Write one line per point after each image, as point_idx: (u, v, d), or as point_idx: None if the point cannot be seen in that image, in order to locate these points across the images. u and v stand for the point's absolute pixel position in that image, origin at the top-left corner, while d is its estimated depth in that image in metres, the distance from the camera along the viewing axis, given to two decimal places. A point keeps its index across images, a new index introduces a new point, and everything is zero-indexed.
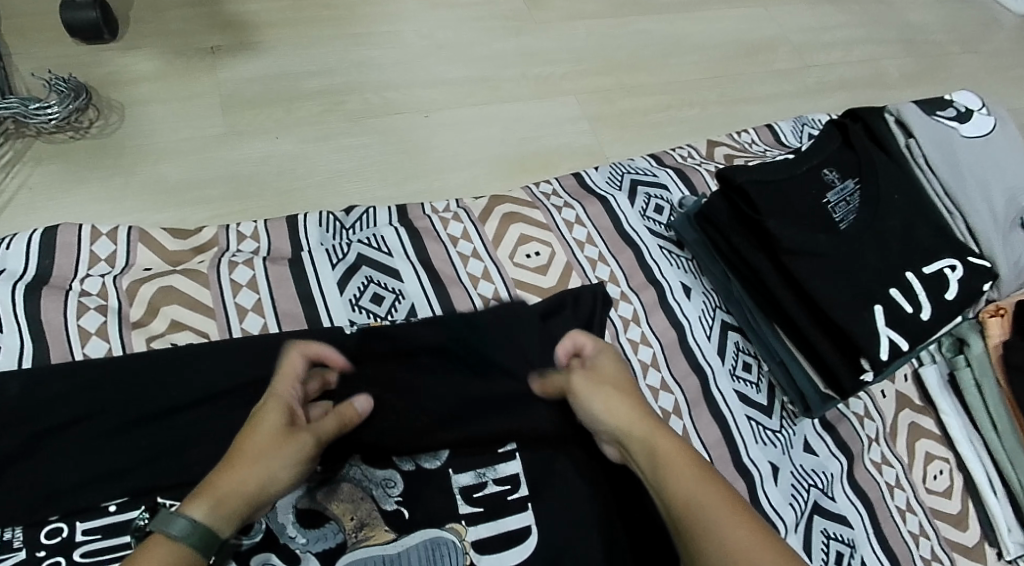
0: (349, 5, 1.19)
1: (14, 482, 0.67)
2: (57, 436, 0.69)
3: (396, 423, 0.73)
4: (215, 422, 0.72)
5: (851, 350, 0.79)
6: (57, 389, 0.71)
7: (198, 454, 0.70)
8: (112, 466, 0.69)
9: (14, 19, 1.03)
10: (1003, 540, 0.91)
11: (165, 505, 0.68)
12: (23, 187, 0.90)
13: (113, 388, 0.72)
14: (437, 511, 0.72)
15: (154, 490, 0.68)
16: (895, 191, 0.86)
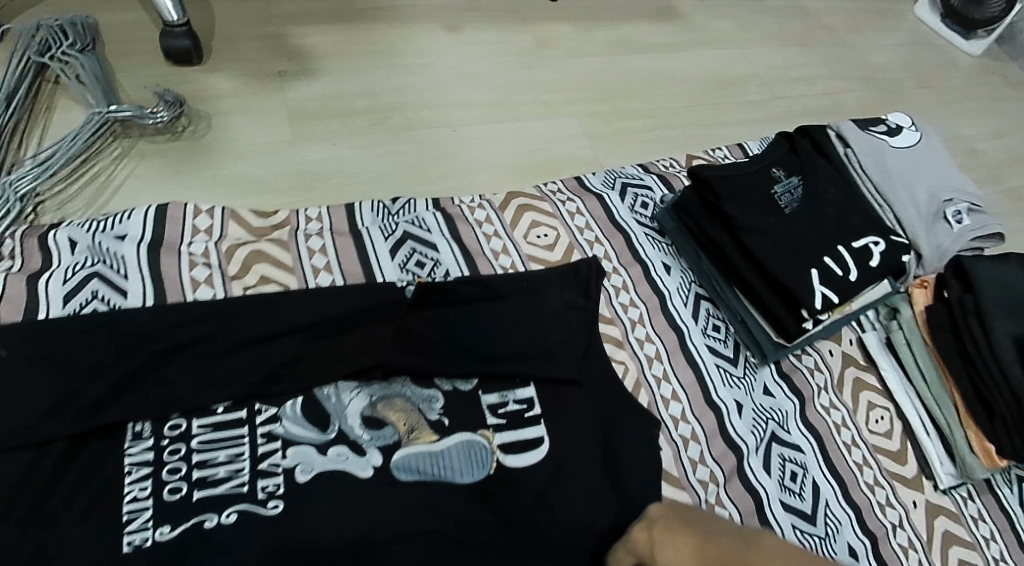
0: (389, 41, 1.43)
1: (143, 388, 0.85)
2: (175, 355, 0.87)
3: (432, 353, 0.94)
4: (296, 348, 0.91)
5: (793, 303, 1.00)
6: (172, 321, 0.89)
7: (286, 371, 0.89)
8: (217, 377, 0.87)
9: (116, 44, 1.25)
10: (937, 472, 1.09)
11: (262, 409, 0.88)
12: (131, 177, 1.11)
13: (217, 320, 0.91)
14: (469, 420, 0.92)
15: (253, 397, 0.88)
16: (831, 187, 1.09)
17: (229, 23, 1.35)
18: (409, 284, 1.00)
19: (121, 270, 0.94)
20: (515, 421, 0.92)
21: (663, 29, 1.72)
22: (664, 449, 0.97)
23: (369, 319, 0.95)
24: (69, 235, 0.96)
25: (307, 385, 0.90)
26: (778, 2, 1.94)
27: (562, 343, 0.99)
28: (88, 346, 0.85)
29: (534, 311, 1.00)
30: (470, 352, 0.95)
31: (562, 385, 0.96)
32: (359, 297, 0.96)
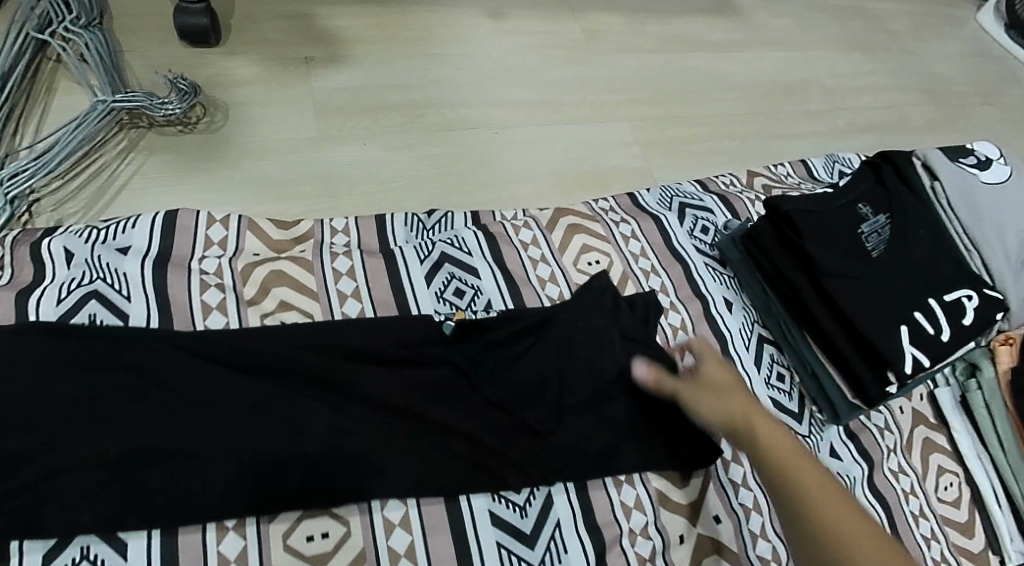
0: (425, 28, 1.30)
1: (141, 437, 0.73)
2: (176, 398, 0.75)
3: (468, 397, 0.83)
4: (330, 384, 0.79)
5: (879, 363, 0.89)
6: (183, 356, 0.77)
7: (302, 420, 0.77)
8: (233, 425, 0.74)
9: (125, 19, 1.12)
10: (1005, 548, 1.00)
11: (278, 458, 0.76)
12: (137, 174, 0.98)
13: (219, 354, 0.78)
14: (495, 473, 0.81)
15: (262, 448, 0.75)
16: (921, 226, 0.97)
17: None
18: (446, 317, 0.88)
19: (122, 289, 0.82)
20: (563, 475, 0.83)
21: (718, 25, 1.58)
22: (722, 522, 0.88)
23: (400, 350, 0.83)
24: (64, 245, 0.84)
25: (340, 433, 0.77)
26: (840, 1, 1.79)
27: (620, 379, 0.87)
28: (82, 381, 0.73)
29: (582, 343, 0.87)
30: (516, 397, 0.83)
31: (612, 431, 0.85)
32: (392, 327, 0.85)
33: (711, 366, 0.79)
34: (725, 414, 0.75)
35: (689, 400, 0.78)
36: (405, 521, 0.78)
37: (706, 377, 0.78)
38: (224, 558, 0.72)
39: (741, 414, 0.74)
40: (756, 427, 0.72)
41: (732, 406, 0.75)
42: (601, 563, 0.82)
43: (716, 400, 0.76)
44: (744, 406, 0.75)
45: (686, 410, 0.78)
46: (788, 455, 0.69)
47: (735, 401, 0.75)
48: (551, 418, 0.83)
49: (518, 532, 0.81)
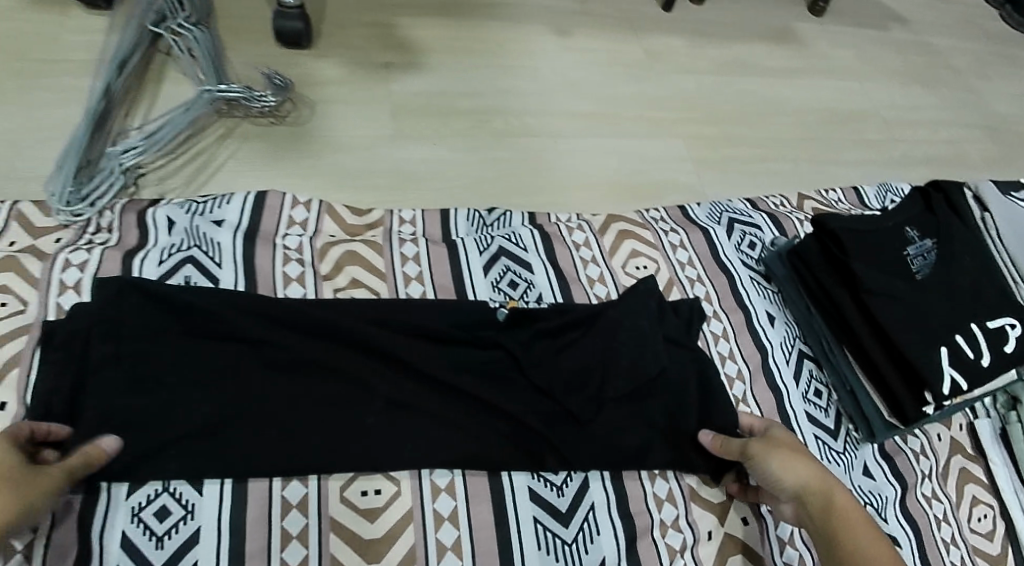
0: (497, 41, 1.39)
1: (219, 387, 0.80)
2: (254, 356, 0.83)
3: (515, 381, 0.88)
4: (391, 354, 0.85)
5: (917, 384, 0.92)
6: (265, 320, 0.84)
7: (362, 385, 0.84)
8: (306, 381, 0.83)
9: (229, 19, 1.24)
10: None
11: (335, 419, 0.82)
12: (231, 158, 1.09)
13: (289, 319, 0.85)
14: (534, 454, 0.86)
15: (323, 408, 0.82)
16: (968, 254, 1.01)
17: (340, 7, 1.33)
18: (501, 305, 0.94)
19: (215, 256, 0.92)
20: (601, 462, 0.87)
21: (779, 53, 1.63)
22: (750, 524, 0.91)
23: (456, 330, 0.89)
24: (167, 215, 0.95)
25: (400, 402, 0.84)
26: (902, 35, 1.81)
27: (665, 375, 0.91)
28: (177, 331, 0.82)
29: (625, 340, 0.91)
30: (561, 384, 0.88)
31: (653, 425, 0.89)
32: (450, 308, 0.92)
33: (782, 435, 0.86)
34: (801, 476, 0.80)
35: (766, 458, 0.82)
36: (450, 488, 0.84)
37: (780, 442, 0.85)
38: (286, 502, 0.80)
39: (816, 478, 0.80)
40: (831, 493, 0.79)
41: (811, 476, 0.81)
42: (632, 549, 0.86)
43: (793, 461, 0.82)
44: (821, 477, 0.81)
45: (759, 468, 0.83)
46: (860, 529, 0.76)
47: (810, 465, 0.82)
48: (593, 407, 0.88)
49: (554, 510, 0.85)
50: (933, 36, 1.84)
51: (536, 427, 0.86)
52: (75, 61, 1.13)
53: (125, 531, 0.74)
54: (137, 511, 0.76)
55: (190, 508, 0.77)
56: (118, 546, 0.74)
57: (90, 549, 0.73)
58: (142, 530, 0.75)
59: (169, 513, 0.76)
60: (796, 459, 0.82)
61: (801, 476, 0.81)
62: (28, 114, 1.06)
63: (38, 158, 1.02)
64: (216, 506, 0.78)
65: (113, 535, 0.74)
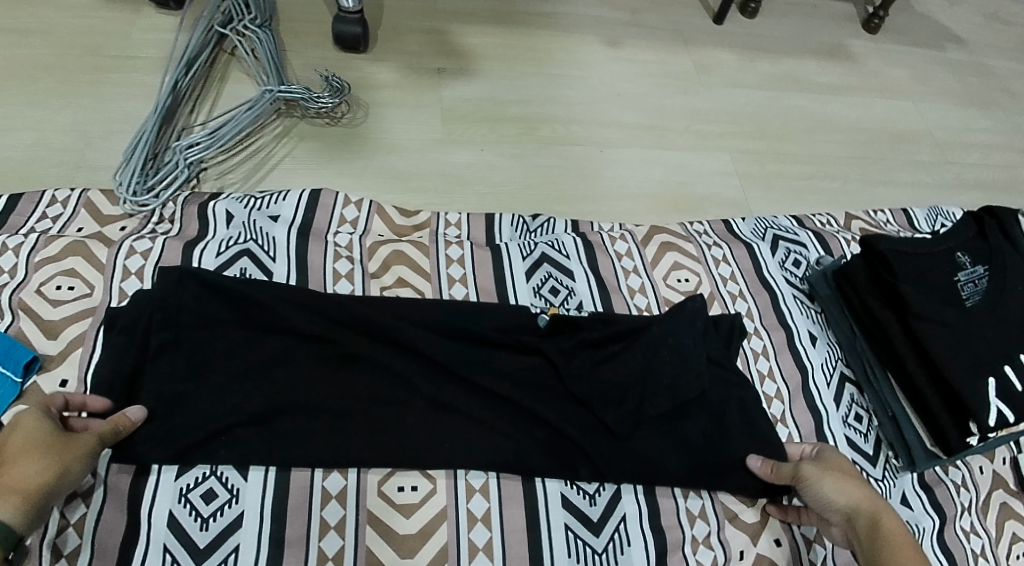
0: (548, 50, 1.41)
1: (268, 378, 0.83)
2: (302, 350, 0.86)
3: (552, 391, 0.89)
4: (434, 356, 0.87)
5: (962, 412, 0.91)
6: (314, 314, 0.87)
7: (406, 383, 0.86)
8: (352, 375, 0.86)
9: (291, 22, 1.29)
10: None
11: (377, 417, 0.84)
12: (289, 156, 1.13)
13: (336, 314, 0.87)
14: (566, 460, 0.86)
15: (366, 406, 0.84)
16: (1021, 283, 0.98)
17: (398, 13, 1.36)
18: (542, 311, 0.95)
19: (270, 251, 0.95)
20: (635, 475, 0.87)
21: (831, 69, 1.62)
22: (781, 544, 0.90)
23: (497, 334, 0.90)
24: (227, 209, 0.98)
25: (442, 402, 0.86)
26: (958, 56, 1.78)
27: (707, 394, 0.90)
28: (232, 320, 0.85)
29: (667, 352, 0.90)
30: (600, 396, 0.88)
31: (691, 443, 0.88)
32: (492, 312, 0.93)
33: (834, 458, 0.86)
34: (854, 497, 0.81)
35: (819, 479, 0.82)
36: (484, 489, 0.86)
37: (832, 464, 0.84)
38: (326, 492, 0.83)
39: (868, 499, 0.80)
40: (882, 515, 0.79)
41: (862, 498, 0.80)
42: (662, 562, 0.86)
43: (846, 482, 0.82)
44: (873, 501, 0.80)
45: (811, 489, 0.83)
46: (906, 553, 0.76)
47: (863, 487, 0.82)
48: (631, 421, 0.87)
49: (585, 517, 0.86)
50: (991, 57, 1.80)
51: (572, 436, 0.87)
52: (145, 57, 1.18)
53: (172, 510, 0.78)
54: (185, 492, 0.79)
55: (235, 493, 0.80)
56: (165, 525, 0.78)
57: (140, 524, 0.77)
58: (188, 511, 0.79)
59: (215, 496, 0.80)
60: (847, 481, 0.82)
61: (851, 498, 0.81)
62: (100, 107, 1.11)
63: (108, 149, 1.07)
64: (260, 493, 0.81)
65: (160, 514, 0.78)
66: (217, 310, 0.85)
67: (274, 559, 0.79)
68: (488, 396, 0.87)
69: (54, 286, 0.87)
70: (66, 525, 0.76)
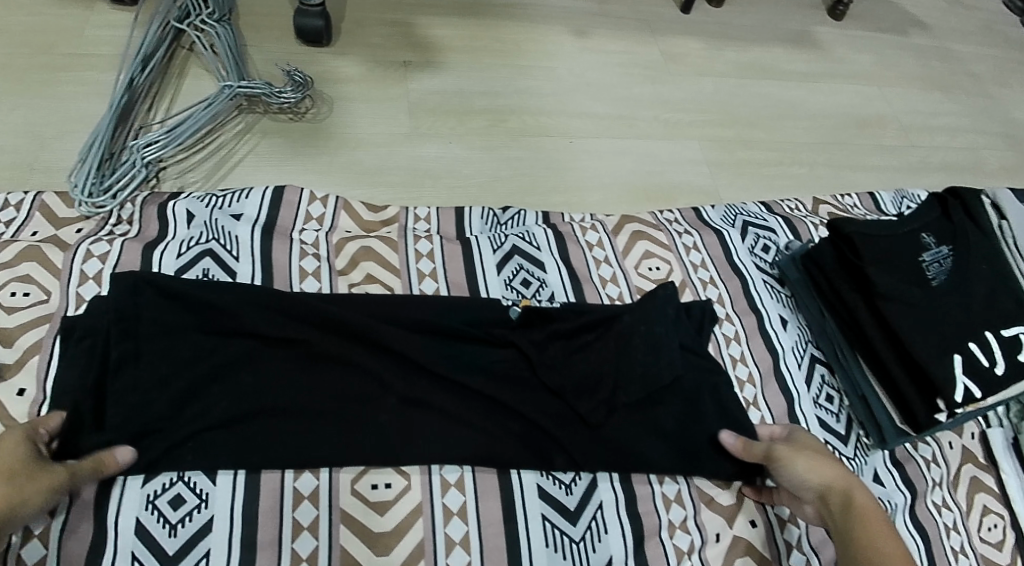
0: (516, 41, 1.40)
1: (233, 380, 0.81)
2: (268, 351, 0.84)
3: (524, 383, 0.88)
4: (405, 351, 0.85)
5: (930, 390, 0.92)
6: (283, 311, 0.85)
7: (376, 381, 0.85)
8: (323, 372, 0.84)
9: (252, 16, 1.26)
10: None
11: (347, 415, 0.83)
12: (252, 152, 1.10)
13: (301, 313, 0.85)
14: (541, 452, 0.86)
15: (335, 404, 0.83)
16: (984, 262, 0.99)
17: (362, 6, 1.34)
18: (513, 303, 0.94)
19: (233, 250, 0.93)
20: (611, 463, 0.86)
21: (797, 56, 1.62)
22: (756, 526, 0.90)
23: (466, 328, 0.89)
24: (187, 208, 0.96)
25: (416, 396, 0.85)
26: (922, 41, 1.80)
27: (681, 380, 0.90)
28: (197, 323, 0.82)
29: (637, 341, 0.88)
30: (573, 386, 0.87)
31: (666, 431, 0.88)
32: (462, 307, 0.92)
33: (806, 439, 0.87)
34: (828, 476, 0.81)
35: (792, 459, 0.83)
36: (459, 483, 0.85)
37: (805, 445, 0.85)
38: (297, 493, 0.81)
39: (840, 478, 0.81)
40: (854, 493, 0.80)
41: (834, 477, 0.81)
42: (640, 549, 0.86)
43: (819, 461, 0.83)
44: (845, 479, 0.81)
45: (785, 469, 0.83)
46: (875, 529, 0.76)
47: (835, 465, 0.83)
48: (605, 408, 0.87)
49: (562, 507, 0.86)
50: (953, 42, 1.83)
51: (546, 427, 0.86)
52: (100, 55, 1.15)
53: (139, 517, 0.76)
54: (153, 498, 0.77)
55: (203, 498, 0.78)
56: (132, 533, 0.76)
57: (105, 533, 0.75)
58: (156, 517, 0.77)
59: (183, 501, 0.78)
60: (820, 461, 0.83)
61: (824, 477, 0.81)
62: (55, 107, 1.08)
63: (64, 150, 1.04)
64: (230, 497, 0.79)
65: (127, 522, 0.76)
66: (176, 313, 0.82)
67: (247, 563, 0.77)
68: (460, 390, 0.86)
69: (9, 293, 0.84)
70: (30, 535, 0.74)
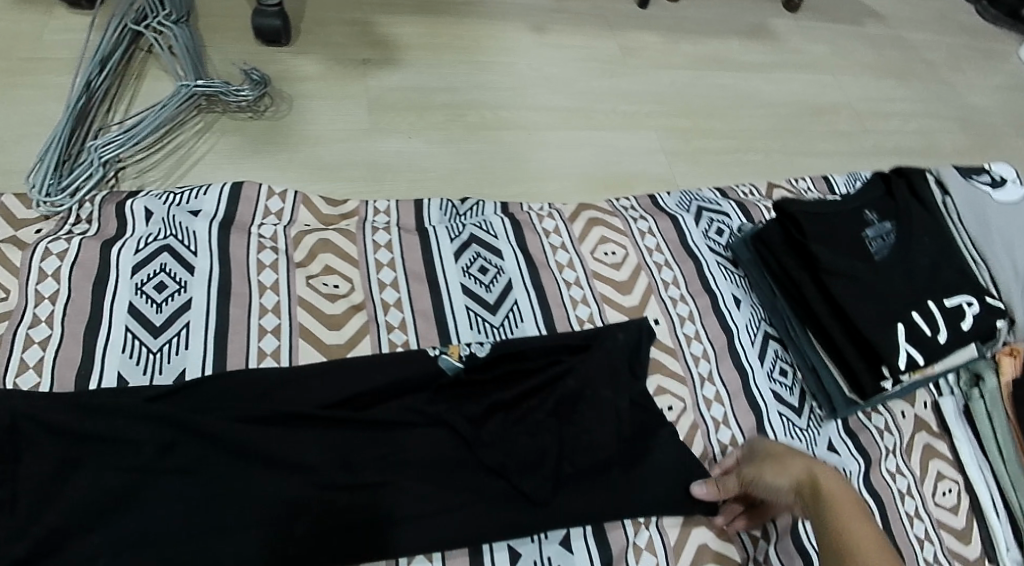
0: (474, 38, 1.42)
1: (179, 453, 0.77)
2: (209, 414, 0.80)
3: (489, 427, 0.86)
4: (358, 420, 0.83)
5: (875, 359, 0.95)
6: (228, 387, 0.83)
7: (336, 435, 0.82)
8: (275, 445, 0.79)
9: (210, 19, 1.27)
10: (1001, 557, 1.04)
11: (312, 473, 0.79)
12: (211, 151, 1.12)
13: (250, 374, 0.84)
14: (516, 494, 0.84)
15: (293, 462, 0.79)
16: (927, 236, 1.04)
17: (321, 6, 1.36)
18: (442, 351, 0.90)
19: (190, 245, 0.94)
20: (586, 520, 0.84)
21: (753, 47, 1.66)
22: None
23: (418, 374, 0.87)
24: (145, 205, 0.97)
25: (380, 469, 0.82)
26: (876, 30, 1.84)
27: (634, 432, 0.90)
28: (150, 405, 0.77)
29: (594, 375, 0.91)
30: (539, 427, 0.86)
31: (631, 484, 0.87)
32: (399, 357, 0.88)
33: (766, 446, 0.85)
34: (794, 474, 0.79)
35: (759, 471, 0.82)
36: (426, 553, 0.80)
37: (767, 453, 0.84)
38: None
39: (806, 472, 0.79)
40: (821, 479, 0.78)
41: (801, 475, 0.79)
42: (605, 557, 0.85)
43: (782, 462, 0.81)
44: (810, 473, 0.79)
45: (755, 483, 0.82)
46: (851, 523, 0.73)
47: (798, 460, 0.81)
48: (566, 465, 0.86)
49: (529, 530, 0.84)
50: (906, 31, 1.87)
51: (517, 470, 0.84)
52: (58, 60, 1.16)
53: None
54: None
55: None
56: None
57: None
58: None
59: None
60: (781, 464, 0.81)
61: (789, 479, 0.80)
62: (12, 111, 1.09)
63: (22, 154, 1.05)
64: None
65: None
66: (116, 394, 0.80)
67: None
68: (424, 438, 0.85)
69: None
70: None
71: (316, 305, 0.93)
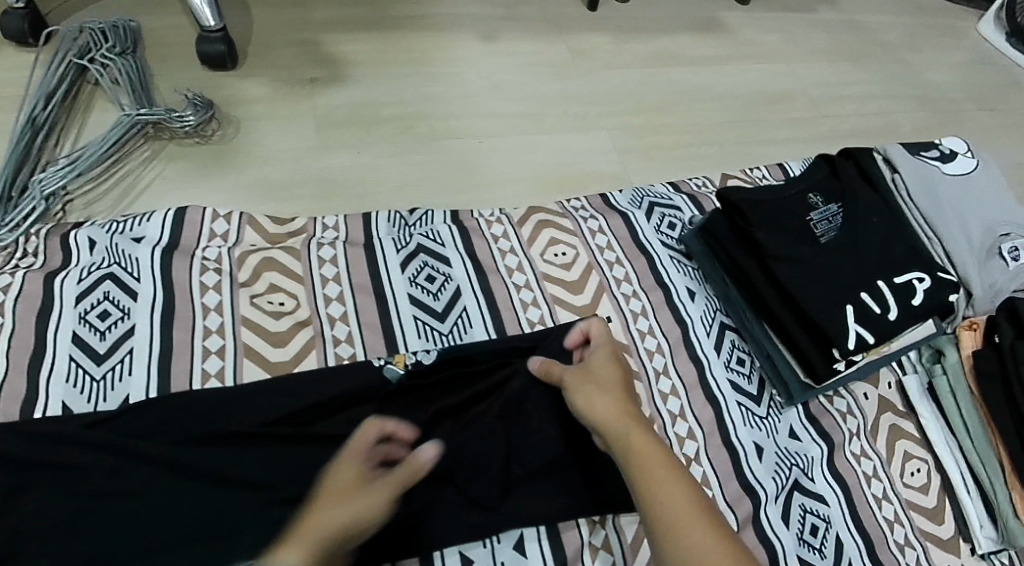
0: (423, 50, 1.43)
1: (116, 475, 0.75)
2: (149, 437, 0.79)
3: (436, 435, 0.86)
4: (303, 436, 0.82)
5: (825, 342, 0.95)
6: (171, 409, 0.82)
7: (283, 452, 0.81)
8: (217, 464, 0.78)
9: (156, 48, 1.29)
10: (976, 535, 1.02)
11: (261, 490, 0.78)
12: (158, 178, 1.13)
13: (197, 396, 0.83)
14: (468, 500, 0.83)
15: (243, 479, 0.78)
16: (874, 216, 1.04)
17: (267, 29, 1.37)
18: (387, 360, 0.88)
19: (133, 272, 0.95)
20: (539, 519, 0.85)
21: (706, 41, 1.67)
22: None
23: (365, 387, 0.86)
24: (89, 235, 0.98)
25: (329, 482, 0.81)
26: (830, 16, 1.85)
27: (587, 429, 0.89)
28: (90, 436, 0.77)
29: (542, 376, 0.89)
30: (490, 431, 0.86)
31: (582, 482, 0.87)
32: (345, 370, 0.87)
33: (599, 369, 0.85)
34: (598, 409, 0.79)
35: (574, 389, 0.82)
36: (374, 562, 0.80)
37: (590, 377, 0.83)
38: None
39: (614, 412, 0.79)
40: (628, 426, 0.77)
41: (609, 414, 0.79)
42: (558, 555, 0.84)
43: (595, 395, 0.81)
44: (619, 416, 0.78)
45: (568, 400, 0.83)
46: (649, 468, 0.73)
47: (609, 400, 0.80)
48: (516, 467, 0.86)
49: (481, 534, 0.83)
50: (862, 14, 1.88)
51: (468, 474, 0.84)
52: (5, 97, 1.17)
53: None
54: None
55: None
56: None
57: None
58: None
59: None
60: (594, 393, 0.81)
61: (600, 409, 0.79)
62: None
63: None
64: None
65: None
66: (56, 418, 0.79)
67: None
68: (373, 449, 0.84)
69: None
70: None
71: (260, 323, 0.94)
